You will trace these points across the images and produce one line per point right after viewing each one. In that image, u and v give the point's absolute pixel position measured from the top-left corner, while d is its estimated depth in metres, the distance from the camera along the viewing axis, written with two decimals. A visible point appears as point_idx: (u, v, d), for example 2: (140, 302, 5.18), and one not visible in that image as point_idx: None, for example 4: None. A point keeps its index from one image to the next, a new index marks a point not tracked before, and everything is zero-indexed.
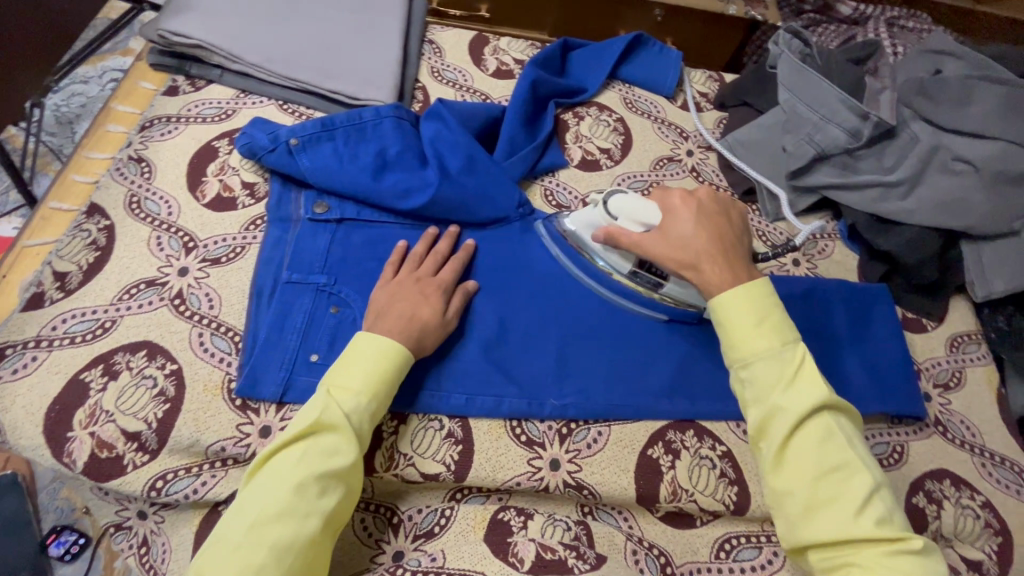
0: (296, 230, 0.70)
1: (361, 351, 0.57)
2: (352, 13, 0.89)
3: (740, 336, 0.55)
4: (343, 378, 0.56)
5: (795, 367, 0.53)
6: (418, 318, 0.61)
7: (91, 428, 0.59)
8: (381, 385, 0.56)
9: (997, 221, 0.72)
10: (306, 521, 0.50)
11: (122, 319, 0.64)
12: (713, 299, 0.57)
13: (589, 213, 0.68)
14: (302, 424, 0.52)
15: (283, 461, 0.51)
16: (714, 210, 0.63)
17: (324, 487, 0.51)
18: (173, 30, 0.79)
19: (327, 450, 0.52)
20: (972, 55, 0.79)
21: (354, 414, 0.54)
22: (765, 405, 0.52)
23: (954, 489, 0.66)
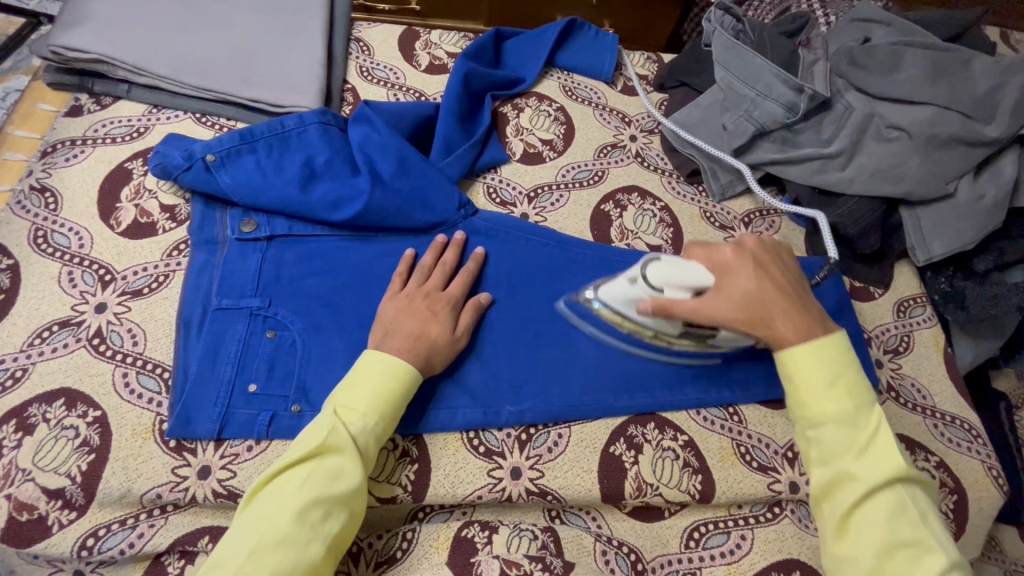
0: (223, 253, 0.66)
1: (370, 367, 0.55)
2: (269, 14, 0.83)
3: (812, 399, 0.54)
4: (349, 398, 0.54)
5: (868, 434, 0.51)
6: (427, 335, 0.59)
7: (7, 491, 0.54)
8: (388, 406, 0.55)
9: (933, 185, 0.73)
10: (311, 546, 0.47)
11: (33, 367, 0.59)
12: (784, 356, 0.56)
13: (624, 289, 0.60)
14: (311, 444, 0.50)
15: (287, 482, 0.49)
16: (767, 258, 0.59)
17: (327, 511, 0.49)
18: (67, 45, 0.73)
19: (332, 473, 0.50)
20: (899, 21, 0.80)
21: (360, 435, 0.53)
22: (832, 468, 0.52)
23: (909, 453, 0.67)
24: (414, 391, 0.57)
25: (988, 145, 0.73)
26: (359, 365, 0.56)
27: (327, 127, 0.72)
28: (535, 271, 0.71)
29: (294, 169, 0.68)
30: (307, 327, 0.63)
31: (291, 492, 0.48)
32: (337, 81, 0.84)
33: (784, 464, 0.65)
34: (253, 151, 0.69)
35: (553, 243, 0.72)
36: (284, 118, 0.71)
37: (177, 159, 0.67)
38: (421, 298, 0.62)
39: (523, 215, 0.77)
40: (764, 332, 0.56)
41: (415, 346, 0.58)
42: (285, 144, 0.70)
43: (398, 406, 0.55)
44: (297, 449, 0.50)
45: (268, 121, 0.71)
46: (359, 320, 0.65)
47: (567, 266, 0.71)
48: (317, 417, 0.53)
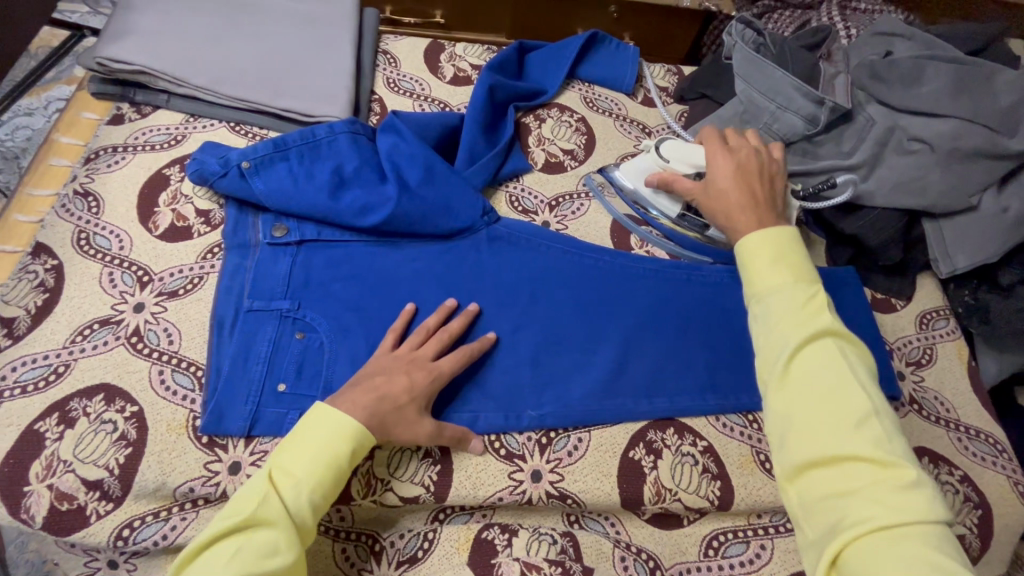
0: (255, 256, 0.68)
1: (310, 429, 0.53)
2: (302, 27, 0.87)
3: (757, 276, 0.55)
4: (288, 461, 0.52)
5: (806, 298, 0.52)
6: (387, 398, 0.56)
7: (49, 481, 0.56)
8: (328, 471, 0.52)
9: (955, 197, 0.73)
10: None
11: (75, 362, 0.62)
12: (743, 241, 0.58)
13: (643, 162, 0.77)
14: (237, 517, 0.47)
15: (209, 558, 0.46)
16: (751, 165, 0.66)
17: None
18: (112, 56, 0.76)
19: (263, 548, 0.47)
20: (920, 36, 0.81)
21: (295, 505, 0.50)
22: (770, 331, 0.51)
23: (932, 466, 0.67)
24: (358, 455, 0.55)
25: (1013, 159, 0.73)
26: (301, 426, 0.54)
27: (356, 137, 0.75)
28: (556, 280, 0.72)
29: (325, 176, 0.71)
30: (335, 329, 0.65)
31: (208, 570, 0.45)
32: (365, 92, 0.86)
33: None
34: (284, 161, 0.71)
35: (572, 250, 0.73)
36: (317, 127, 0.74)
37: (212, 163, 0.70)
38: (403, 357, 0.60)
39: (545, 223, 0.78)
40: (725, 225, 0.63)
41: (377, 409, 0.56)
42: (315, 152, 0.73)
43: (338, 472, 0.53)
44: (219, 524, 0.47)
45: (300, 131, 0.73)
46: (385, 324, 0.67)
47: (588, 275, 0.72)
48: (249, 485, 0.50)
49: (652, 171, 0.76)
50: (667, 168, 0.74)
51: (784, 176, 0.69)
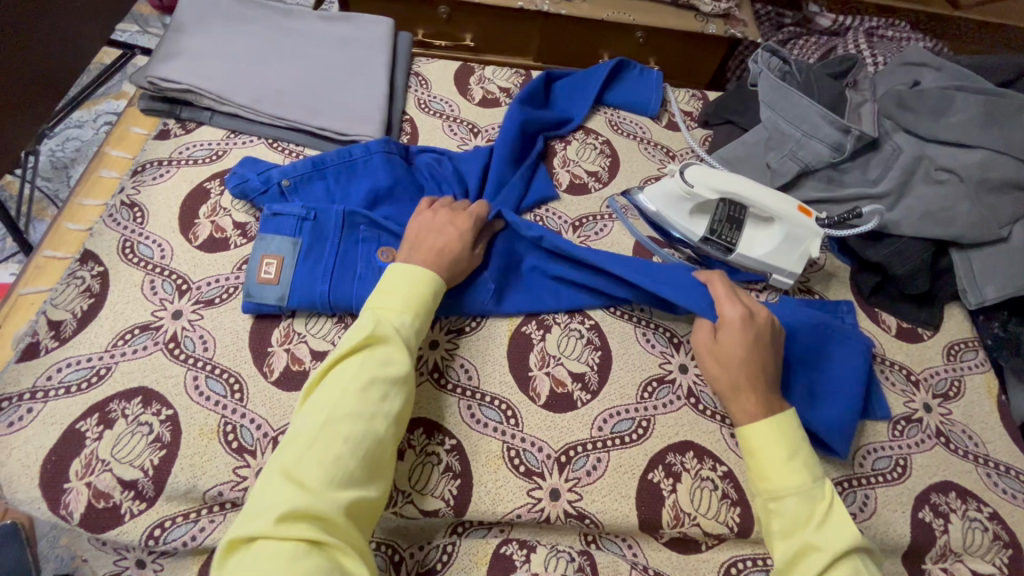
0: (280, 270, 0.67)
1: (396, 274, 0.61)
2: (341, 51, 0.91)
3: (772, 471, 0.57)
4: (385, 300, 0.59)
5: (826, 505, 0.54)
6: (447, 250, 0.65)
7: (87, 479, 0.58)
8: (422, 304, 0.60)
9: (984, 228, 0.73)
10: (377, 421, 0.52)
11: (116, 366, 0.64)
12: (745, 426, 0.60)
13: (665, 184, 0.76)
14: (360, 334, 0.55)
15: (340, 374, 0.53)
16: (764, 337, 0.63)
17: (386, 391, 0.53)
18: (162, 76, 0.81)
19: (383, 359, 0.54)
20: (949, 66, 0.81)
21: (403, 329, 0.57)
22: (796, 539, 0.53)
23: (960, 501, 0.65)
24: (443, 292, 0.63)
25: None
26: (390, 273, 0.61)
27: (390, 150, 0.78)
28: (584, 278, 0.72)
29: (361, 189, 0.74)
30: None
31: (348, 378, 0.52)
32: (396, 112, 0.89)
33: None
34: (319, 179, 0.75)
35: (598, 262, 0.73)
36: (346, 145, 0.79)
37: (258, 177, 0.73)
38: (450, 219, 0.68)
39: (568, 243, 0.79)
40: (732, 406, 0.61)
41: (435, 258, 0.64)
42: (351, 166, 0.76)
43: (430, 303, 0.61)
44: (345, 342, 0.54)
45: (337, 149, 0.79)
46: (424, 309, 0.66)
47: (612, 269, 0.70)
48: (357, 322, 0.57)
49: (676, 195, 0.75)
50: (693, 194, 0.73)
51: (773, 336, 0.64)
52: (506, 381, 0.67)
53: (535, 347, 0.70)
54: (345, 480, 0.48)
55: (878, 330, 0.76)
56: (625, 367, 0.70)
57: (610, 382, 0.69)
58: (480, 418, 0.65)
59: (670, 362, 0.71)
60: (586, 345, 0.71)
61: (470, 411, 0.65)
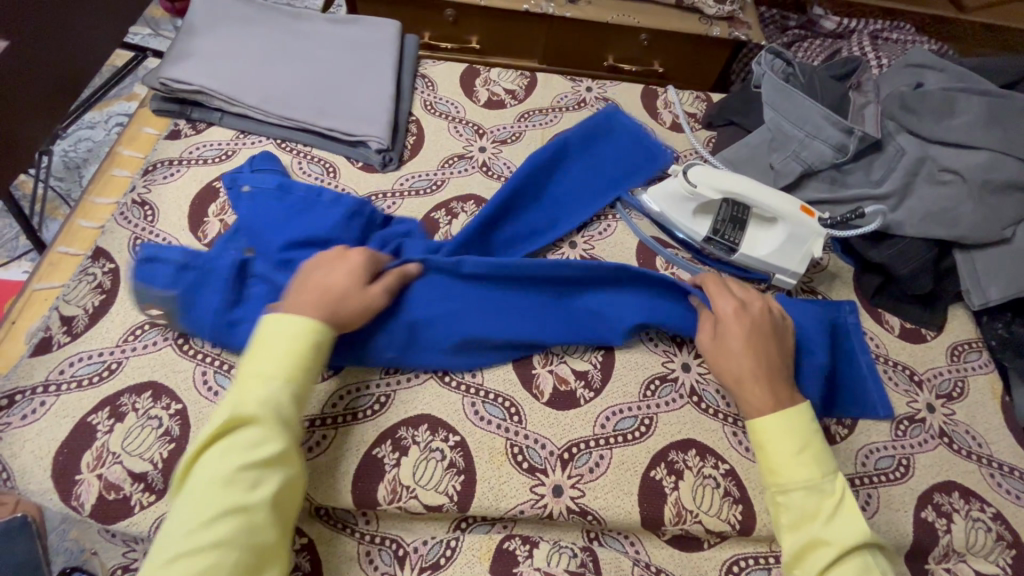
0: (168, 320, 0.67)
1: (268, 331, 0.55)
2: (349, 53, 0.92)
3: (781, 465, 0.57)
4: (256, 368, 0.53)
5: (836, 500, 0.54)
6: (333, 288, 0.59)
7: (98, 471, 0.59)
8: (298, 364, 0.54)
9: (987, 228, 0.73)
10: (253, 511, 0.47)
11: (127, 361, 0.66)
12: (755, 419, 0.60)
13: (669, 184, 0.78)
14: (220, 420, 0.50)
15: (203, 465, 0.48)
16: (764, 326, 0.64)
17: (257, 476, 0.48)
18: (174, 77, 0.82)
19: (251, 442, 0.49)
20: (952, 67, 0.81)
21: (272, 399, 0.52)
22: (804, 533, 0.54)
23: (963, 502, 0.65)
24: (326, 341, 0.57)
25: None
26: (260, 336, 0.55)
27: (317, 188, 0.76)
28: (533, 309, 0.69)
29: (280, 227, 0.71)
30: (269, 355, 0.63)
31: (203, 479, 0.47)
32: (402, 113, 0.90)
33: None
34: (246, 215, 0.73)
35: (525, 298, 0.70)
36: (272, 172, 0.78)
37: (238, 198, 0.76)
38: (340, 257, 0.63)
39: (572, 242, 0.80)
40: (741, 397, 0.61)
41: (318, 301, 0.58)
42: (278, 194, 0.75)
43: (307, 360, 0.55)
44: (206, 432, 0.49)
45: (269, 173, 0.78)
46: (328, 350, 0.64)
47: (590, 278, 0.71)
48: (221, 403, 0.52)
49: (679, 194, 0.76)
50: (695, 193, 0.74)
51: (782, 329, 0.66)
52: (510, 378, 0.68)
53: (539, 346, 0.71)
54: None
55: (882, 330, 0.76)
56: (628, 366, 0.70)
57: (612, 381, 0.69)
58: (483, 415, 0.66)
59: (673, 361, 0.72)
60: (588, 344, 0.71)
61: (474, 408, 0.66)
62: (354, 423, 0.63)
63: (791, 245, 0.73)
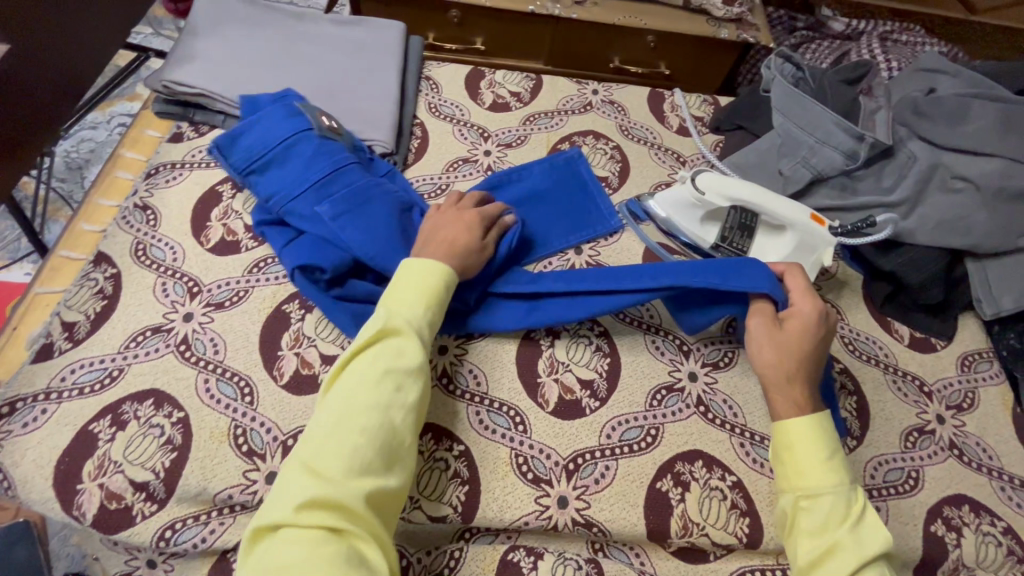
0: None
1: (412, 273, 0.59)
2: (353, 55, 0.91)
3: (808, 467, 0.56)
4: (399, 292, 0.58)
5: (860, 509, 0.54)
6: (458, 243, 0.64)
7: (100, 480, 0.59)
8: (435, 299, 0.58)
9: (999, 238, 0.72)
10: (393, 414, 0.51)
11: (129, 367, 0.65)
12: (784, 419, 0.58)
13: (677, 191, 0.77)
14: (368, 333, 0.54)
15: (355, 365, 0.53)
16: (826, 327, 0.63)
17: (399, 382, 0.52)
18: (176, 79, 0.81)
19: (395, 351, 0.54)
20: (965, 73, 0.80)
21: (414, 321, 0.56)
22: (824, 538, 0.52)
23: (973, 515, 0.65)
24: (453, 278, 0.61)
25: None
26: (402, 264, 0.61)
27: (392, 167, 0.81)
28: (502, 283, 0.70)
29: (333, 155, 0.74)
30: None
31: (356, 376, 0.52)
32: (405, 116, 0.89)
33: None
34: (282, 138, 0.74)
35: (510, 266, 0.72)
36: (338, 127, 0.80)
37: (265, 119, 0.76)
38: (458, 214, 0.67)
39: (578, 248, 0.79)
40: (774, 395, 0.60)
41: (448, 252, 0.62)
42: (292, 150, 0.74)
43: (439, 291, 0.59)
44: (357, 338, 0.54)
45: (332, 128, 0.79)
46: None
47: (616, 273, 0.68)
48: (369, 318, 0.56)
49: (687, 202, 0.76)
50: (703, 200, 0.74)
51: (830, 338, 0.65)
52: (515, 387, 0.67)
53: (544, 354, 0.70)
54: (360, 470, 0.48)
55: (891, 339, 0.75)
56: (634, 376, 0.70)
57: (618, 390, 0.69)
58: (488, 424, 0.65)
59: (679, 370, 0.71)
60: (595, 352, 0.71)
61: (478, 417, 0.65)
62: None
63: (804, 251, 0.72)
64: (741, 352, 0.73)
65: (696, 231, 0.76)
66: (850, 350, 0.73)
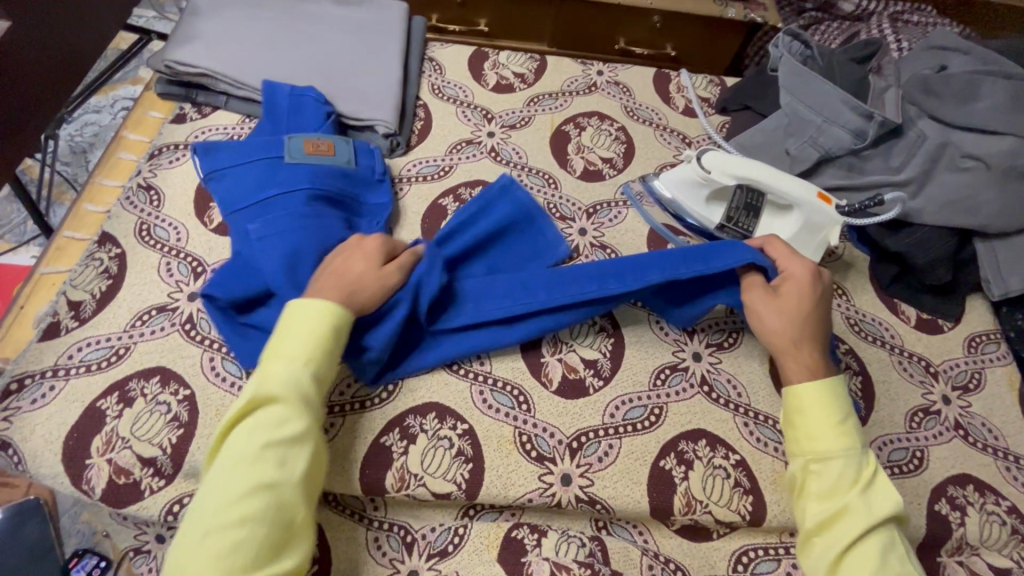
0: None
1: (295, 323, 0.55)
2: (355, 35, 0.90)
3: (819, 432, 0.56)
4: (280, 348, 0.54)
5: (870, 473, 0.54)
6: (350, 274, 0.60)
7: (108, 455, 0.60)
8: (320, 348, 0.55)
9: (1008, 218, 0.71)
10: (280, 491, 0.48)
11: (135, 346, 0.65)
12: (795, 384, 0.58)
13: (682, 170, 0.76)
14: (244, 402, 0.51)
15: (232, 443, 0.50)
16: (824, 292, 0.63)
17: (284, 453, 0.49)
18: (178, 59, 0.81)
19: (275, 421, 0.50)
20: (976, 50, 0.79)
21: (294, 379, 0.53)
22: (834, 501, 0.53)
23: (978, 495, 0.65)
24: (346, 323, 0.57)
25: None
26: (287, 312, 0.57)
27: (384, 194, 0.77)
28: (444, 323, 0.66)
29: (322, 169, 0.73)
30: None
31: (235, 456, 0.49)
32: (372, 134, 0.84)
33: None
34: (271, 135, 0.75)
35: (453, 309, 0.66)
36: (356, 142, 0.78)
37: (281, 116, 0.77)
38: (359, 244, 0.63)
39: (582, 229, 0.78)
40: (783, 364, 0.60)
41: (341, 288, 0.58)
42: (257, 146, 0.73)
43: (324, 342, 0.55)
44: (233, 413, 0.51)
45: (346, 141, 0.77)
46: None
47: (571, 280, 0.66)
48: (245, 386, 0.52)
49: (692, 181, 0.75)
50: (709, 179, 0.73)
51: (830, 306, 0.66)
52: (518, 366, 0.68)
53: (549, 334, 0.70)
54: (248, 564, 0.45)
55: (898, 321, 0.75)
56: (638, 356, 0.70)
57: (622, 370, 0.68)
58: (492, 403, 0.65)
59: (684, 350, 0.71)
60: (598, 332, 0.71)
61: (482, 396, 0.65)
62: (362, 409, 0.63)
63: (811, 229, 0.72)
64: (746, 333, 0.73)
65: (701, 212, 0.76)
66: (855, 330, 0.73)
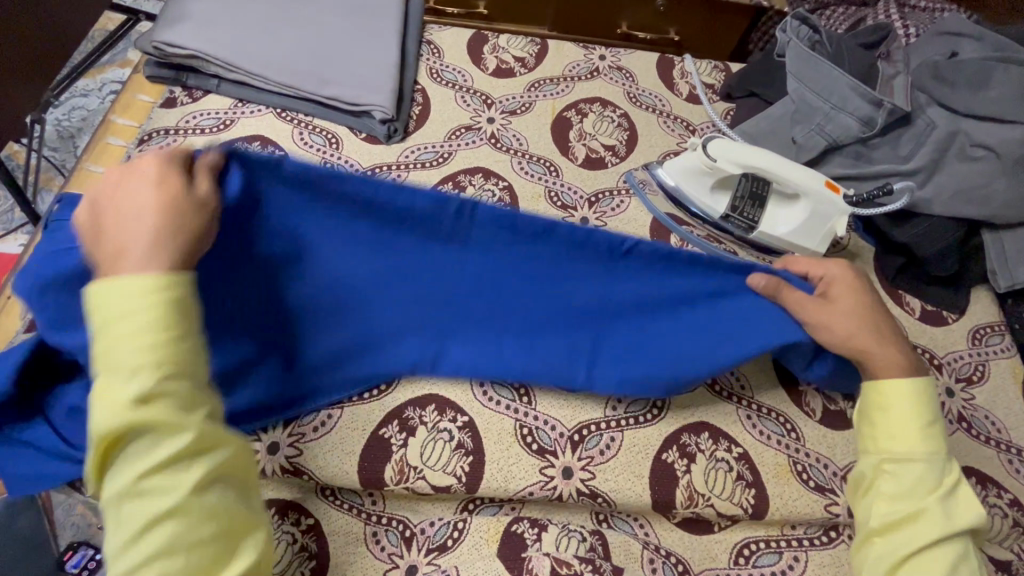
0: None
1: (114, 322, 0.39)
2: (350, 16, 0.87)
3: (899, 432, 0.54)
4: (110, 357, 0.39)
5: (952, 483, 0.52)
6: (161, 209, 0.43)
7: None
8: (169, 340, 0.40)
9: (1017, 209, 0.70)
10: (186, 513, 0.39)
11: None
12: (879, 380, 0.57)
13: (687, 158, 0.74)
14: (95, 439, 0.38)
15: (109, 478, 0.39)
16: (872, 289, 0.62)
17: (169, 477, 0.39)
18: (167, 41, 0.78)
19: (149, 443, 0.38)
20: (989, 36, 0.77)
21: (144, 395, 0.38)
22: (909, 504, 0.51)
23: (980, 488, 0.64)
24: (185, 299, 0.42)
25: None
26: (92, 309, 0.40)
27: None
28: (318, 253, 0.58)
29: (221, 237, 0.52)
30: None
31: (114, 497, 0.38)
32: None
33: (812, 494, 0.63)
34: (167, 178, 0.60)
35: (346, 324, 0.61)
36: None
37: None
38: (135, 171, 0.45)
39: (584, 219, 0.77)
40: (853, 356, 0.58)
41: (161, 238, 0.42)
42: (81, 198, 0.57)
43: (168, 332, 0.40)
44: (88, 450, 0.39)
45: None
46: None
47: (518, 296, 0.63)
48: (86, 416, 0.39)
49: (696, 169, 0.74)
50: (715, 168, 0.72)
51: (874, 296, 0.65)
52: None
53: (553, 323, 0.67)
54: None
55: (903, 312, 0.74)
56: None
57: None
58: (492, 395, 0.64)
59: None
60: None
61: (482, 388, 0.65)
62: (361, 400, 0.62)
63: (815, 221, 0.71)
64: None
65: (707, 201, 0.74)
66: None
